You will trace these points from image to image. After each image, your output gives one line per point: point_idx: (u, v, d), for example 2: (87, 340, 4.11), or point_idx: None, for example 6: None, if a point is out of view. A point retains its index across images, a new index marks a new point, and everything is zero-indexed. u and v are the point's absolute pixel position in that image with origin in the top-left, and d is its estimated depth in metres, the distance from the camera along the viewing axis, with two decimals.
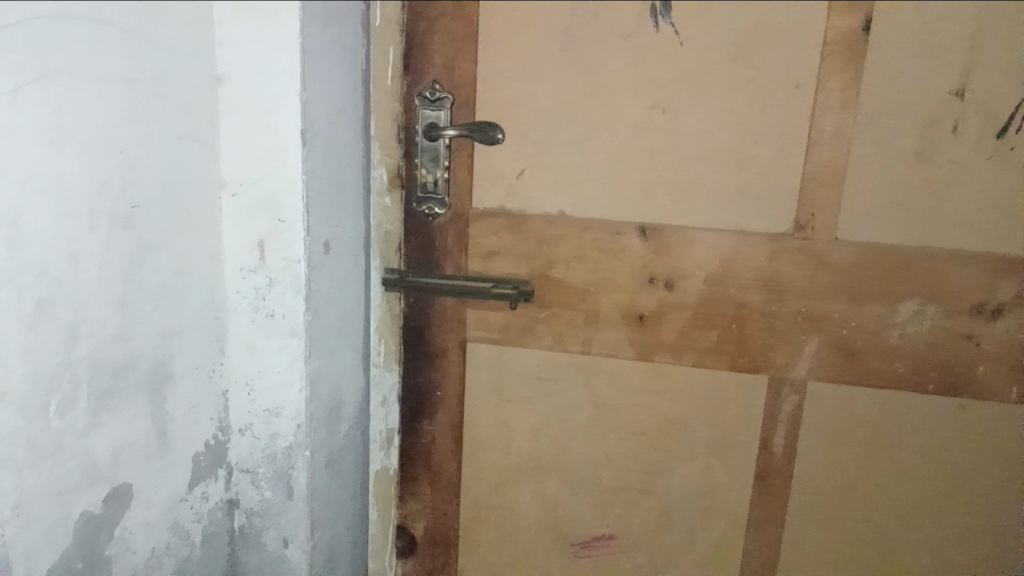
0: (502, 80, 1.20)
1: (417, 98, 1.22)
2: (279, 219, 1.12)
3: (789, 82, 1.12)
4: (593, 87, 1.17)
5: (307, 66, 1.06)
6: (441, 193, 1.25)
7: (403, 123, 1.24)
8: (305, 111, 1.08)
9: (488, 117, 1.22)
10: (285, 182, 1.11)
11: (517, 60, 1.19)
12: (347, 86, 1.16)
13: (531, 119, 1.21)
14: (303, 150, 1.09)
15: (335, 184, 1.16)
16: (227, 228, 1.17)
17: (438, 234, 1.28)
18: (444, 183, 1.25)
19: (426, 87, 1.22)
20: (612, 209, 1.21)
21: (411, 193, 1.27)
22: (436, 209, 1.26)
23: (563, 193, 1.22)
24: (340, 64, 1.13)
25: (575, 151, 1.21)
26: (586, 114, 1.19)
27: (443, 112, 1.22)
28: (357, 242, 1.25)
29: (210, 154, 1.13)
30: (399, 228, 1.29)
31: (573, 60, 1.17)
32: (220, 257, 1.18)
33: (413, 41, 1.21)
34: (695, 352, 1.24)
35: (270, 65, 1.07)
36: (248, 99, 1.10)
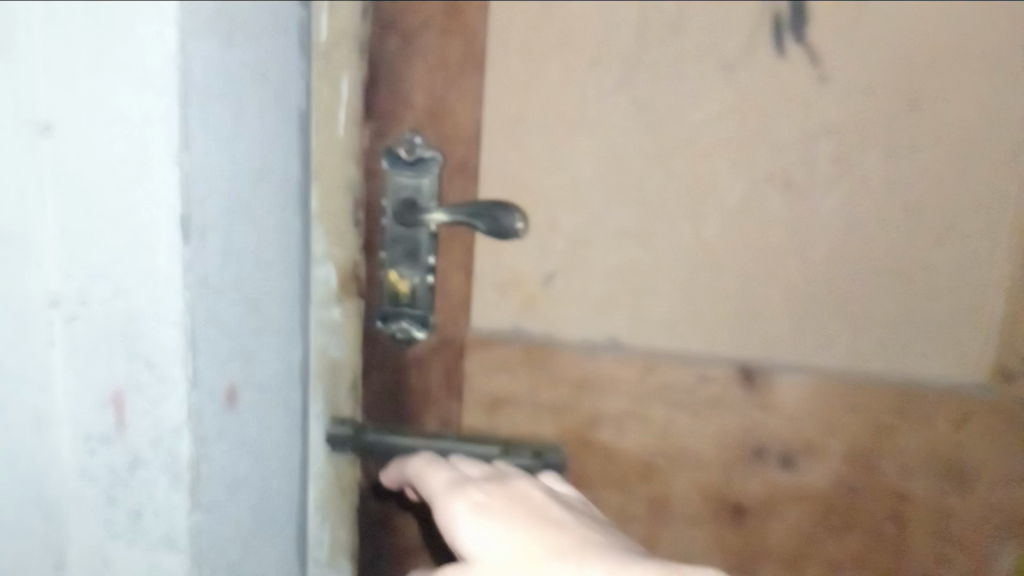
0: (520, 130, 0.76)
1: (387, 158, 0.76)
2: (143, 361, 0.68)
3: (993, 151, 0.70)
4: (665, 145, 0.74)
5: (186, 109, 0.62)
6: (423, 308, 0.79)
7: (363, 196, 0.78)
8: (184, 184, 0.63)
9: (496, 190, 0.77)
10: (151, 304, 0.66)
11: (544, 99, 0.75)
12: (263, 141, 0.72)
13: (566, 194, 0.76)
14: (182, 252, 0.65)
15: (245, 296, 0.74)
16: (58, 368, 0.70)
17: (414, 370, 0.82)
18: (428, 293, 0.78)
19: (402, 137, 0.76)
20: (691, 338, 0.78)
21: (373, 306, 0.80)
22: (414, 332, 0.79)
23: (616, 309, 0.78)
24: (252, 108, 0.70)
25: (635, 247, 0.77)
26: (655, 189, 0.75)
27: (428, 178, 0.76)
28: (287, 383, 0.81)
29: (22, 248, 0.68)
30: (352, 356, 0.83)
31: (635, 100, 0.74)
32: (47, 413, 0.71)
33: (377, 67, 0.76)
34: (821, 561, 0.80)
35: (122, 105, 0.62)
36: (89, 160, 0.64)
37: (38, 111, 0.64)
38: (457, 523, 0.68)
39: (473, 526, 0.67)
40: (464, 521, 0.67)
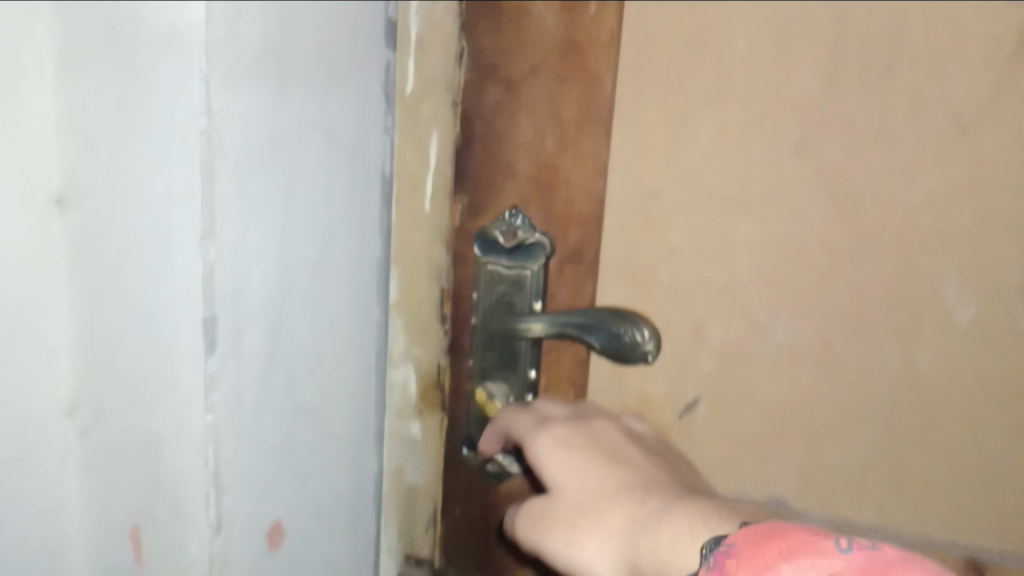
0: (656, 211, 0.57)
1: (480, 244, 0.60)
2: (164, 493, 0.54)
3: None
4: (866, 237, 0.53)
5: (214, 184, 0.48)
6: (519, 432, 0.62)
7: (452, 289, 0.62)
8: (209, 279, 0.49)
9: (621, 288, 0.59)
10: (173, 424, 0.53)
11: (693, 170, 0.56)
12: (328, 217, 0.58)
13: (720, 298, 0.57)
14: (206, 364, 0.50)
15: (300, 410, 0.59)
16: (75, 489, 0.57)
17: (508, 504, 0.65)
18: (526, 414, 0.63)
19: (499, 219, 0.59)
20: (887, 497, 0.57)
21: (458, 427, 0.63)
22: (506, 462, 0.63)
23: (781, 448, 0.59)
24: (313, 177, 0.56)
25: (814, 374, 0.56)
26: (847, 297, 0.54)
27: (529, 272, 0.59)
28: (359, 510, 0.66)
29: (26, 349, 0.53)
30: (432, 484, 0.66)
31: (823, 172, 0.53)
32: (58, 545, 0.58)
33: (473, 128, 0.60)
34: None
35: (143, 176, 0.49)
36: (106, 242, 0.52)
37: (50, 181, 0.52)
38: (534, 446, 0.56)
39: (553, 458, 0.55)
40: (544, 447, 0.56)
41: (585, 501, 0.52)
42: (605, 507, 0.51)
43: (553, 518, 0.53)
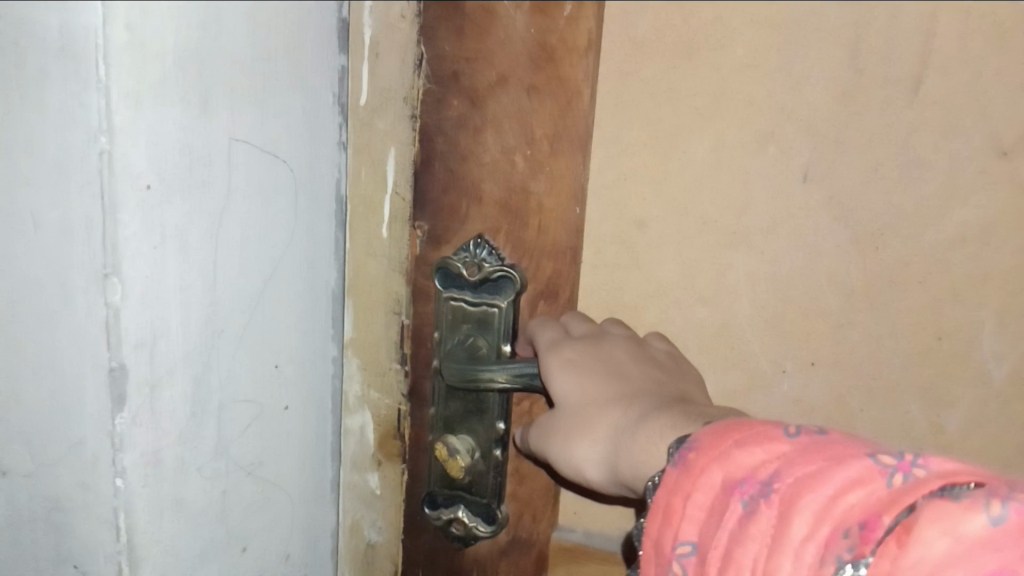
0: (643, 245, 0.49)
1: (441, 275, 0.51)
2: (72, 566, 0.48)
3: None
4: (885, 282, 0.45)
5: (115, 215, 0.41)
6: (486, 493, 0.53)
7: (414, 325, 0.55)
8: (113, 326, 0.43)
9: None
10: (80, 489, 0.47)
11: (685, 199, 0.47)
12: (268, 249, 0.50)
13: (714, 346, 0.49)
14: (112, 423, 0.44)
15: (237, 468, 0.51)
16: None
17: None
18: (493, 474, 0.53)
19: (463, 249, 0.51)
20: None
21: (422, 481, 0.56)
22: (472, 526, 0.54)
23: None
24: (248, 202, 0.48)
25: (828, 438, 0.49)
26: (862, 350, 0.47)
27: (497, 311, 0.50)
28: (316, 570, 0.60)
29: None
30: (397, 542, 0.59)
31: (836, 206, 0.45)
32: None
33: (434, 145, 0.51)
34: None
35: (42, 207, 0.43)
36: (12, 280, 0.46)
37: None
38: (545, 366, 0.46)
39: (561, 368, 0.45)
40: (553, 365, 0.45)
41: (592, 408, 0.44)
42: (601, 419, 0.44)
43: (560, 425, 0.46)
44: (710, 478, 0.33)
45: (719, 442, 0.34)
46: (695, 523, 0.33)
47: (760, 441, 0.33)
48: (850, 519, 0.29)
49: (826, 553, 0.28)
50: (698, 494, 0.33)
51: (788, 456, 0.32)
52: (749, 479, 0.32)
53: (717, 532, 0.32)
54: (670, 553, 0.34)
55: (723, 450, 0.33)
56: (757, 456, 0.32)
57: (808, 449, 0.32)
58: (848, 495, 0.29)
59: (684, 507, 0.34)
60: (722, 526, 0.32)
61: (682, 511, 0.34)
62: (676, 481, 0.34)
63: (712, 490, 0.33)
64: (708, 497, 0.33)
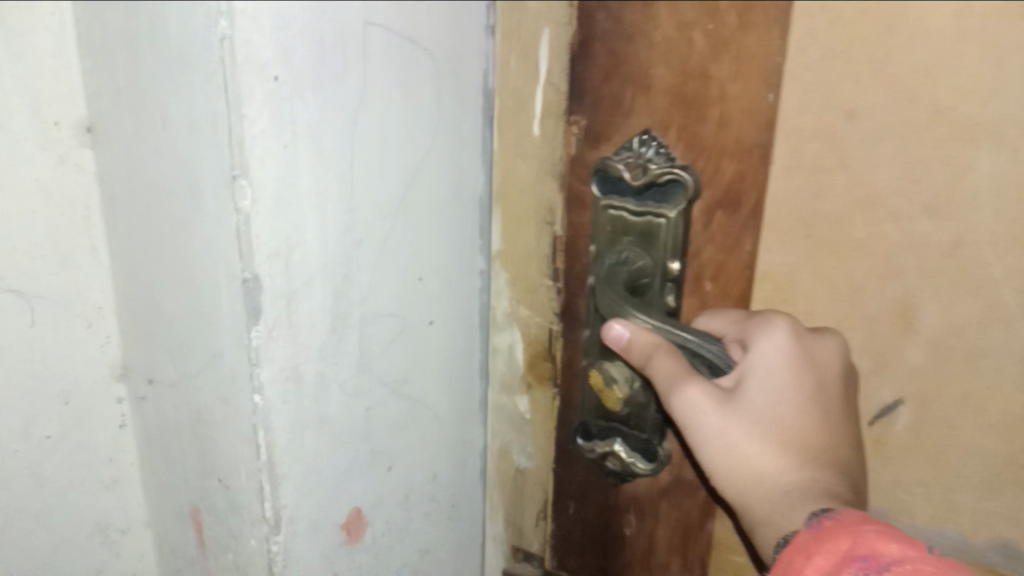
0: (853, 142, 0.39)
1: (599, 178, 0.45)
2: (218, 481, 0.46)
3: None
4: None
5: (239, 109, 0.36)
6: (646, 428, 0.48)
7: (566, 239, 0.49)
8: (245, 234, 0.38)
9: (796, 246, 0.41)
10: (220, 405, 0.44)
11: (912, 82, 0.37)
12: (412, 151, 0.45)
13: (940, 269, 0.39)
14: (247, 335, 0.40)
15: (380, 385, 0.48)
16: (147, 458, 0.52)
17: (631, 512, 0.52)
18: (654, 407, 0.48)
19: (626, 147, 0.43)
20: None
21: (575, 411, 0.53)
22: (631, 461, 0.50)
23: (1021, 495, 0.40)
24: (388, 97, 0.42)
25: None
26: None
27: (663, 222, 0.43)
28: (461, 494, 0.57)
29: (64, 299, 0.47)
30: (546, 474, 0.56)
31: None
32: (129, 505, 0.54)
33: (595, 24, 0.43)
34: None
35: (166, 102, 0.39)
36: (141, 185, 0.44)
37: (76, 107, 0.46)
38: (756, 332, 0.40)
39: (778, 345, 0.39)
40: (781, 342, 0.39)
41: (761, 421, 0.39)
42: (760, 444, 0.38)
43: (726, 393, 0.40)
44: (836, 544, 0.33)
45: (862, 522, 0.33)
46: None
47: (903, 539, 0.32)
48: None
49: None
50: (820, 558, 0.33)
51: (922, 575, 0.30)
52: (875, 555, 0.31)
53: None
54: None
55: (862, 530, 0.33)
56: (887, 545, 0.32)
57: (950, 567, 0.30)
58: None
59: (804, 566, 0.33)
60: None
61: (800, 566, 0.34)
62: (805, 540, 0.34)
63: (836, 556, 0.33)
64: (828, 558, 0.33)
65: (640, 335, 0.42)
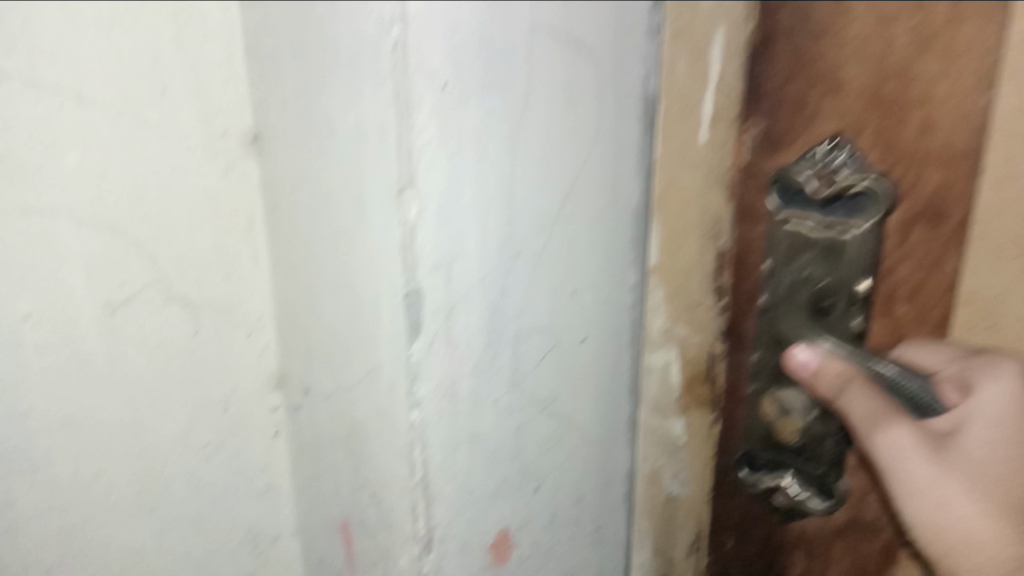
0: None
1: (774, 192, 0.40)
2: (370, 495, 0.46)
3: None
4: None
5: (408, 117, 0.36)
6: (824, 461, 0.44)
7: (736, 255, 0.43)
8: (410, 244, 0.38)
9: (1005, 266, 0.36)
10: (376, 418, 0.43)
11: None
12: (572, 161, 0.43)
13: None
14: (409, 350, 0.40)
15: (531, 403, 0.46)
16: (297, 465, 0.53)
17: (797, 549, 0.48)
18: (836, 437, 0.43)
19: (811, 152, 0.38)
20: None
21: (738, 438, 0.48)
22: (803, 496, 0.45)
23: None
24: (551, 105, 0.41)
25: None
26: None
27: (853, 238, 0.37)
28: (604, 521, 0.54)
29: (226, 310, 0.49)
30: (699, 505, 0.51)
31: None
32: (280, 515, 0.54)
33: (778, 22, 0.38)
34: None
35: (336, 112, 0.39)
36: (305, 197, 0.44)
37: (242, 116, 0.46)
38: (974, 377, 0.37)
39: (1000, 396, 0.36)
40: (1008, 393, 0.36)
41: (975, 476, 0.37)
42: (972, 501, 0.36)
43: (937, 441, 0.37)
44: None
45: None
46: None
47: None
48: None
49: None
50: None
51: None
52: None
53: None
54: None
55: None
56: None
57: None
58: None
59: None
60: None
61: None
62: None
63: None
64: None
65: (828, 366, 0.39)
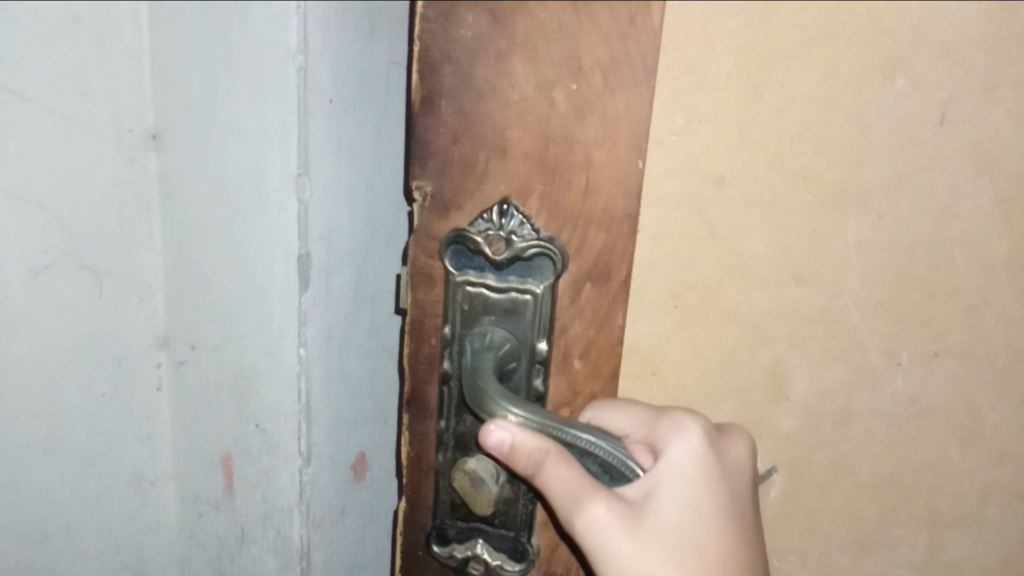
0: (720, 209, 0.37)
1: (450, 253, 0.38)
2: (254, 425, 0.41)
3: None
4: None
5: (306, 121, 0.35)
6: (515, 525, 0.41)
7: (413, 319, 0.40)
8: (304, 220, 0.36)
9: (662, 319, 0.39)
10: (265, 360, 0.39)
11: (782, 148, 0.36)
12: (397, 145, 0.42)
13: (811, 334, 0.38)
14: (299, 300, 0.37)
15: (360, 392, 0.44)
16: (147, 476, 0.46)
17: None
18: (524, 500, 0.41)
19: (480, 217, 0.38)
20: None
21: (425, 510, 0.43)
22: (497, 561, 0.42)
23: (890, 550, 0.40)
24: (338, 109, 0.37)
25: (947, 443, 0.39)
26: (1000, 335, 0.37)
27: (530, 298, 0.38)
28: (355, 538, 0.47)
29: (87, 241, 0.40)
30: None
31: (979, 158, 0.36)
32: (74, 540, 0.45)
33: (440, 80, 0.36)
34: None
35: (236, 112, 0.36)
36: (202, 183, 0.39)
37: (145, 114, 0.40)
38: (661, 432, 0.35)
39: (684, 455, 0.34)
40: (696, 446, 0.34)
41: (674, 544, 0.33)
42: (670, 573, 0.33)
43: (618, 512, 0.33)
44: None
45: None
46: None
47: None
48: None
49: None
50: None
51: None
52: None
53: None
54: None
55: None
56: None
57: None
58: None
59: None
60: None
61: None
62: None
63: None
64: None
65: (527, 442, 0.33)
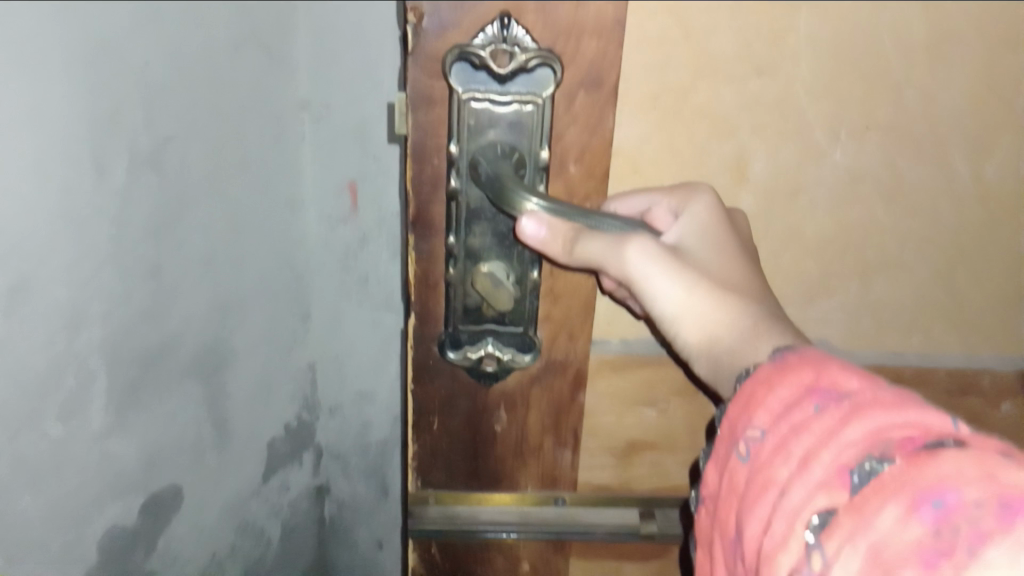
0: (694, 11, 0.41)
1: (455, 71, 0.40)
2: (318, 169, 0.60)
3: None
4: (950, 31, 0.42)
5: None
6: (523, 321, 0.47)
7: (416, 141, 0.42)
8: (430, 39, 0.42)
9: (643, 120, 0.43)
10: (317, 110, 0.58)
11: None
12: None
13: (769, 121, 0.44)
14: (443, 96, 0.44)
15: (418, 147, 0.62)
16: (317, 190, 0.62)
17: (501, 409, 0.50)
18: (530, 297, 0.46)
19: (483, 32, 0.40)
20: (934, 349, 0.51)
21: (435, 321, 0.47)
22: (507, 355, 0.48)
23: (830, 298, 0.49)
24: None
25: (874, 203, 0.47)
26: (919, 109, 0.44)
27: (533, 108, 0.41)
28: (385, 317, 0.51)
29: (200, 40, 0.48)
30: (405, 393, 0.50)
31: None
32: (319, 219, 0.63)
33: None
34: None
35: None
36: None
37: None
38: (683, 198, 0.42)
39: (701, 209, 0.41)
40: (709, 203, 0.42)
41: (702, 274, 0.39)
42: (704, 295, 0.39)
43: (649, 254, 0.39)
44: (800, 376, 0.33)
45: (827, 359, 0.34)
46: (769, 409, 0.34)
47: (865, 374, 0.33)
48: (897, 439, 0.29)
49: (865, 455, 0.29)
50: (782, 388, 0.34)
51: (880, 394, 0.31)
52: (834, 388, 0.32)
53: (784, 424, 0.32)
54: (741, 434, 0.34)
55: (826, 364, 0.33)
56: (851, 380, 0.32)
57: (908, 397, 0.31)
58: (904, 410, 0.30)
59: (766, 396, 0.34)
60: (790, 413, 0.32)
61: (761, 398, 0.34)
62: (767, 373, 0.35)
63: (798, 386, 0.33)
64: (791, 388, 0.33)
65: (555, 225, 0.40)
